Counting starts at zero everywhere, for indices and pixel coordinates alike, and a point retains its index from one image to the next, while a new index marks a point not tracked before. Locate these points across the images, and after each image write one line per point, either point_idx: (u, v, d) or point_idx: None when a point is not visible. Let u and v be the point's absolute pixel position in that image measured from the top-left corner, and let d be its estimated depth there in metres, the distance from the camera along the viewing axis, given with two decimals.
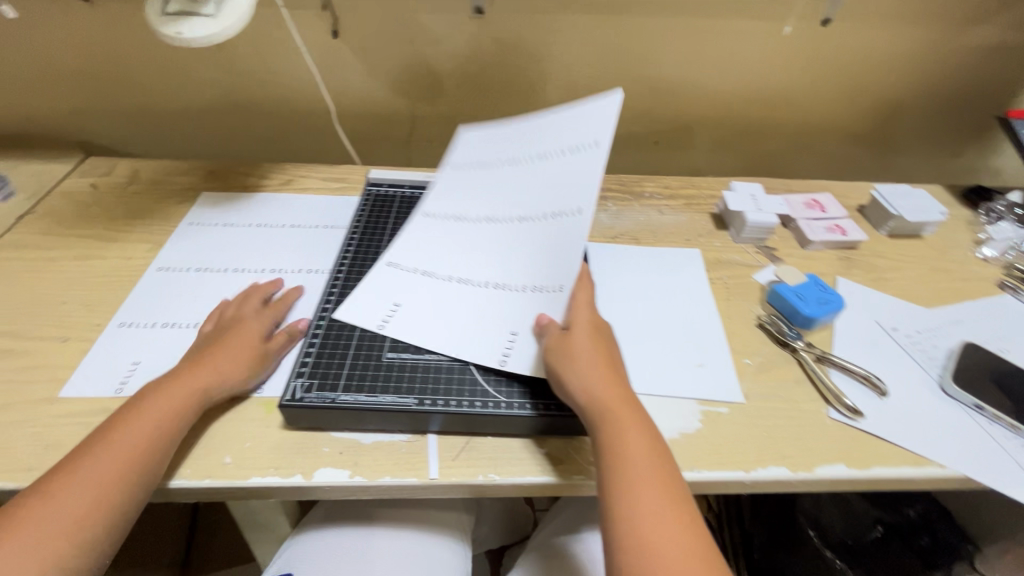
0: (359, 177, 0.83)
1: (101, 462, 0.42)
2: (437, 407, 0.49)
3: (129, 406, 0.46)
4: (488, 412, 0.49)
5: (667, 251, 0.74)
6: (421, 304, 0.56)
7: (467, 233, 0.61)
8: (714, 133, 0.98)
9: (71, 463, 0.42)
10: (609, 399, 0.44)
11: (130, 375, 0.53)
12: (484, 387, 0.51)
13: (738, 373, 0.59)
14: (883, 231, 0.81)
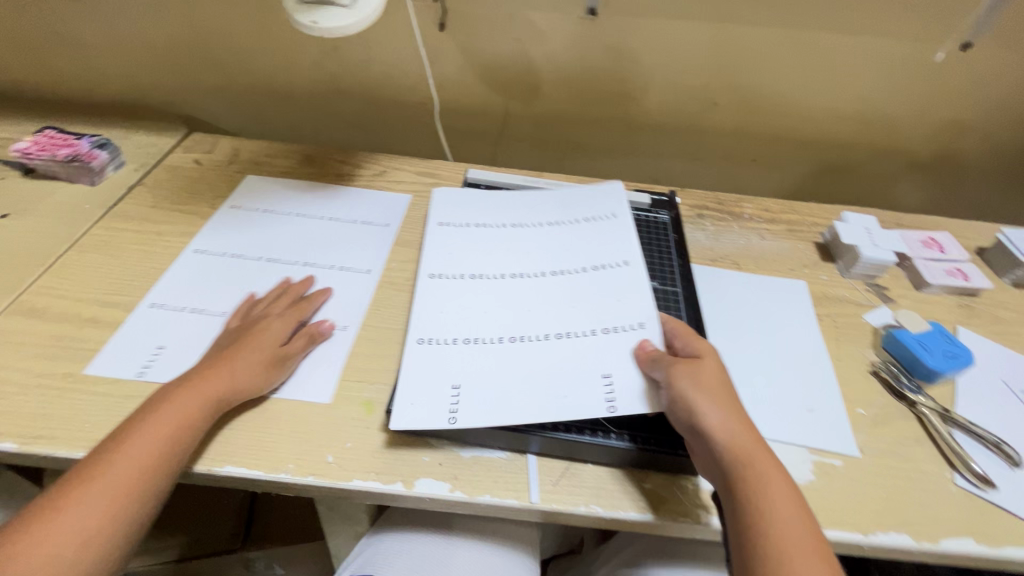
0: (451, 174, 0.82)
1: (118, 463, 0.41)
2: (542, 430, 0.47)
3: (150, 406, 0.45)
4: (594, 441, 0.47)
5: (770, 280, 0.70)
6: (479, 371, 0.50)
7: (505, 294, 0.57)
8: (818, 155, 0.93)
9: (91, 467, 0.41)
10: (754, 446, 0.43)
11: (154, 359, 0.53)
12: (590, 413, 0.49)
13: (852, 423, 0.55)
14: (1007, 280, 0.74)
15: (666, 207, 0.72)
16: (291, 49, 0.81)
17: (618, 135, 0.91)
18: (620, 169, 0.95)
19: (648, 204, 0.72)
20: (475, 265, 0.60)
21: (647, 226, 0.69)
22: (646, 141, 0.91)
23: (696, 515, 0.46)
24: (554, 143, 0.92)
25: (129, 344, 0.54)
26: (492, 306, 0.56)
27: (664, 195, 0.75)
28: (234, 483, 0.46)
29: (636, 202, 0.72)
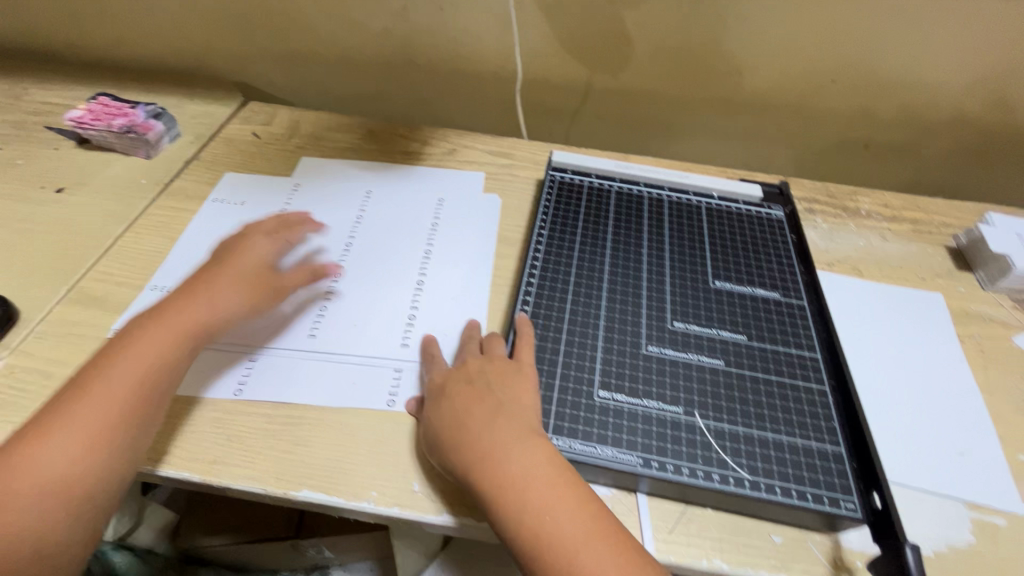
0: (527, 155, 0.74)
1: (90, 404, 0.40)
2: (666, 474, 0.40)
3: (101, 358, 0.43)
4: (728, 491, 0.39)
5: (898, 292, 0.61)
6: (214, 256, 0.56)
7: (388, 258, 0.57)
8: (943, 144, 0.81)
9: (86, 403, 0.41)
10: (515, 478, 0.37)
11: (248, 375, 0.47)
12: (720, 456, 0.41)
13: (1012, 472, 0.47)
14: None
15: (780, 202, 0.63)
16: (354, 10, 0.73)
17: (712, 114, 0.80)
18: (710, 152, 0.86)
19: (761, 197, 0.63)
20: (380, 241, 0.59)
21: (762, 224, 0.60)
22: (744, 121, 0.81)
23: None
24: (639, 121, 0.82)
25: (221, 357, 0.48)
26: (377, 267, 0.56)
27: (774, 186, 0.66)
28: (313, 507, 0.42)
29: (747, 195, 0.63)
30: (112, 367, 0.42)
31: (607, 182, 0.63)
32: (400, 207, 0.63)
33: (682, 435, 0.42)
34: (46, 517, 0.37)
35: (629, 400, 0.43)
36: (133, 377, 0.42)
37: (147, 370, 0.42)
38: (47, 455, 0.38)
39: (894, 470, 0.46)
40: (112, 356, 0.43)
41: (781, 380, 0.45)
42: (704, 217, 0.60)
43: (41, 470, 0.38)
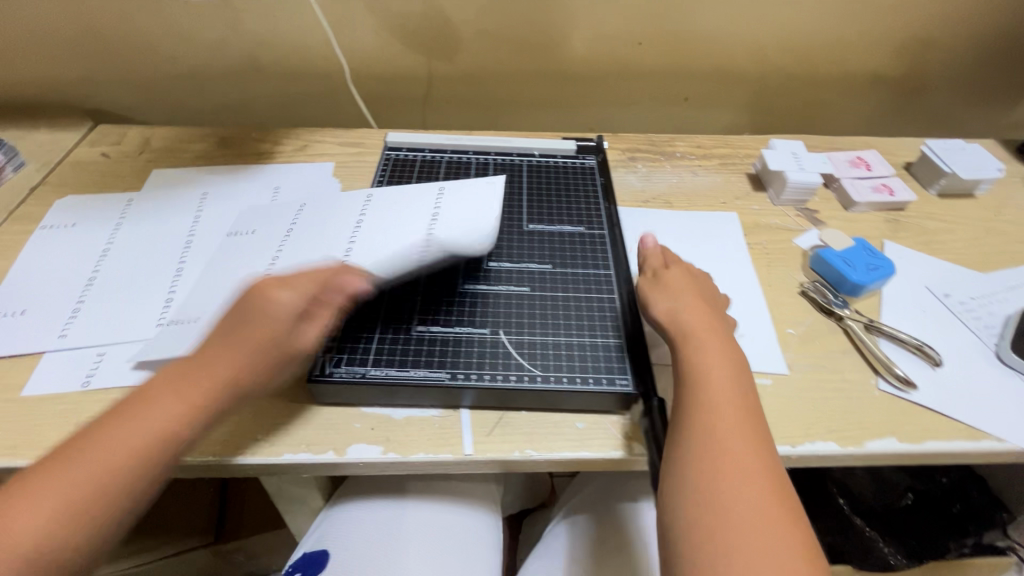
0: (376, 142, 0.79)
1: (105, 451, 0.37)
2: (471, 382, 0.47)
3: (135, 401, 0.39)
4: (524, 387, 0.47)
5: (702, 216, 0.70)
6: (51, 279, 0.59)
7: (256, 238, 0.60)
8: (749, 90, 0.92)
9: (76, 446, 0.37)
10: (713, 373, 0.43)
11: (96, 367, 0.51)
12: (518, 361, 0.49)
13: (784, 343, 0.57)
14: (933, 191, 0.76)
15: (594, 152, 0.73)
16: (189, 25, 0.77)
17: (548, 86, 0.88)
18: (555, 122, 0.94)
19: (575, 149, 0.73)
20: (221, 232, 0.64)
21: (575, 172, 0.70)
22: (577, 90, 0.89)
23: (627, 446, 0.47)
24: (484, 100, 0.90)
25: (68, 356, 0.52)
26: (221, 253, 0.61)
27: (592, 140, 0.75)
28: None
29: (563, 150, 0.73)
30: (155, 408, 0.39)
31: (440, 154, 0.72)
32: (242, 201, 0.68)
33: (487, 350, 0.49)
34: None
35: (443, 329, 0.50)
36: (176, 419, 0.39)
37: (179, 419, 0.39)
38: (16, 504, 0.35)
39: None
40: (150, 394, 0.39)
41: (576, 293, 0.54)
42: (524, 172, 0.69)
43: (14, 511, 0.34)
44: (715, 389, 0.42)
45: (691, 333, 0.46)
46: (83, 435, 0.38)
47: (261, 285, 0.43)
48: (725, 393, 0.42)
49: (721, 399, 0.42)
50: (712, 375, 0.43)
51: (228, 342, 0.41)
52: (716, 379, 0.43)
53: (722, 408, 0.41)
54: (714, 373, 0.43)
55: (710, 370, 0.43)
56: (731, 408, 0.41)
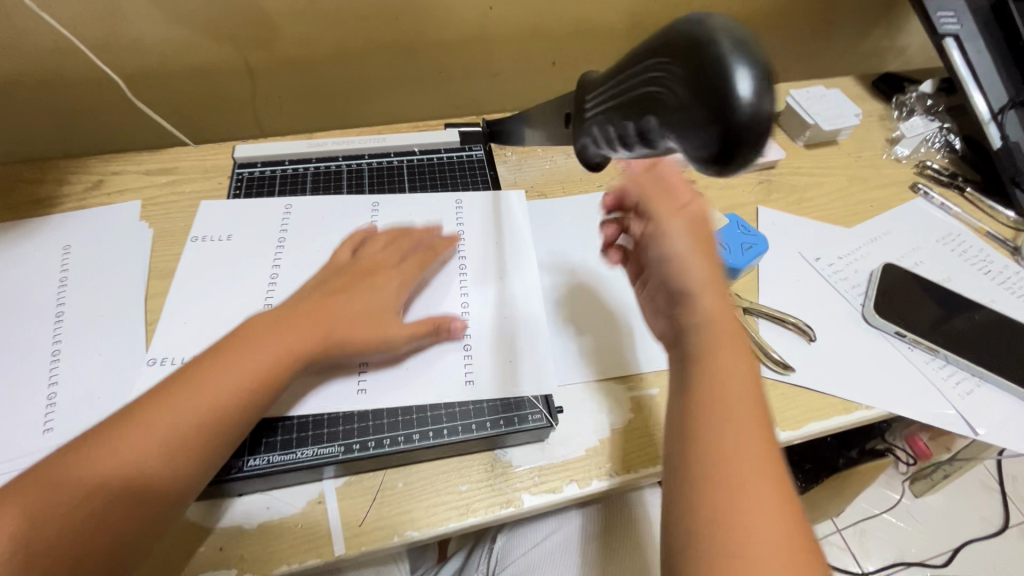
0: (194, 164, 0.65)
1: (220, 375, 0.40)
2: (368, 451, 0.43)
3: (236, 338, 0.42)
4: (421, 445, 0.44)
5: (579, 201, 0.65)
6: None
7: (232, 255, 0.53)
8: (618, 46, 0.85)
9: (192, 370, 0.40)
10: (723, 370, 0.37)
11: None
12: (417, 415, 0.45)
13: None
14: (799, 142, 0.75)
15: (482, 140, 0.65)
16: None
17: (397, 65, 0.77)
18: (414, 105, 0.83)
19: (460, 140, 0.64)
20: None
21: (461, 169, 0.62)
22: (431, 66, 0.78)
23: (515, 501, 0.44)
24: (324, 88, 0.77)
25: None
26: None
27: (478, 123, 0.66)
28: None
29: (446, 141, 0.64)
30: (241, 356, 0.41)
31: (303, 165, 0.60)
32: (15, 274, 0.54)
33: (383, 412, 0.45)
34: (84, 477, 0.35)
35: (345, 389, 0.46)
36: (259, 375, 0.41)
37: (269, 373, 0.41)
38: (144, 419, 0.37)
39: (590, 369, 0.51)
40: (240, 341, 0.42)
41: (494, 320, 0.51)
42: (405, 176, 0.61)
43: (142, 427, 0.37)
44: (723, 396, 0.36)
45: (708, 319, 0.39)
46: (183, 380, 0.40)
47: (370, 266, 0.49)
48: (730, 442, 0.34)
49: (739, 427, 0.35)
50: (726, 399, 0.35)
51: (358, 309, 0.45)
52: (698, 436, 0.35)
53: (706, 485, 0.33)
54: (730, 361, 0.37)
55: (733, 366, 0.37)
56: (753, 463, 0.33)
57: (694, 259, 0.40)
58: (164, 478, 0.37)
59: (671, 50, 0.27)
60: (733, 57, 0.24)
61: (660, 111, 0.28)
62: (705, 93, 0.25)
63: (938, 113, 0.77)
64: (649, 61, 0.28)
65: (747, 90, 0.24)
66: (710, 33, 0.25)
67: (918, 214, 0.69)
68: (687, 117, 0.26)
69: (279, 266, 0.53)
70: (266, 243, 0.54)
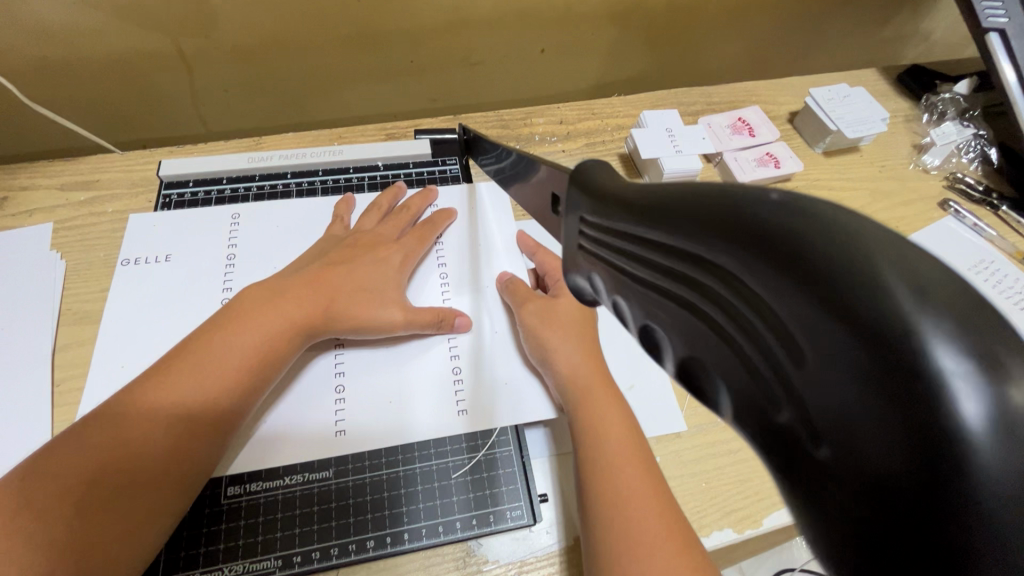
0: (117, 176, 0.55)
1: (228, 348, 0.36)
2: (311, 565, 0.35)
3: (234, 309, 0.38)
4: (376, 556, 0.36)
5: None
6: None
7: (175, 278, 0.45)
8: (616, 30, 0.75)
9: (192, 345, 0.36)
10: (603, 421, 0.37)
11: None
12: (374, 515, 0.37)
13: (676, 397, 0.47)
14: (818, 149, 0.67)
15: (457, 150, 0.56)
16: None
17: (361, 53, 0.66)
18: (383, 98, 0.73)
19: (432, 152, 0.54)
20: None
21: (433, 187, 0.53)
22: (401, 56, 0.68)
23: None
24: (276, 78, 0.66)
25: None
26: None
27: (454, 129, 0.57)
28: None
29: (417, 154, 0.54)
30: (247, 325, 0.37)
31: (244, 184, 0.50)
32: None
33: (331, 507, 0.37)
34: (87, 467, 0.30)
35: (282, 485, 0.37)
36: (269, 341, 0.37)
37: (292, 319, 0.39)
38: (148, 402, 0.33)
39: None
40: (242, 309, 0.38)
41: (470, 375, 0.42)
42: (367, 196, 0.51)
43: (150, 414, 0.33)
44: (607, 447, 0.36)
45: (573, 374, 0.39)
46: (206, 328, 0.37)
47: (367, 241, 0.46)
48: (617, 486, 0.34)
49: (621, 469, 0.34)
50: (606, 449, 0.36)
51: (357, 283, 0.42)
52: (592, 491, 0.34)
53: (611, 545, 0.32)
54: (603, 407, 0.38)
55: (608, 411, 0.37)
56: (645, 496, 0.33)
57: (553, 332, 0.41)
58: (162, 446, 0.32)
59: (816, 317, 0.11)
60: (967, 398, 0.11)
61: (740, 395, 0.13)
62: (906, 467, 0.11)
63: (973, 117, 0.69)
64: (726, 273, 0.13)
65: (999, 499, 0.10)
66: (918, 311, 0.11)
67: (947, 237, 0.62)
68: (834, 483, 0.11)
69: (231, 289, 0.44)
70: (215, 261, 0.46)
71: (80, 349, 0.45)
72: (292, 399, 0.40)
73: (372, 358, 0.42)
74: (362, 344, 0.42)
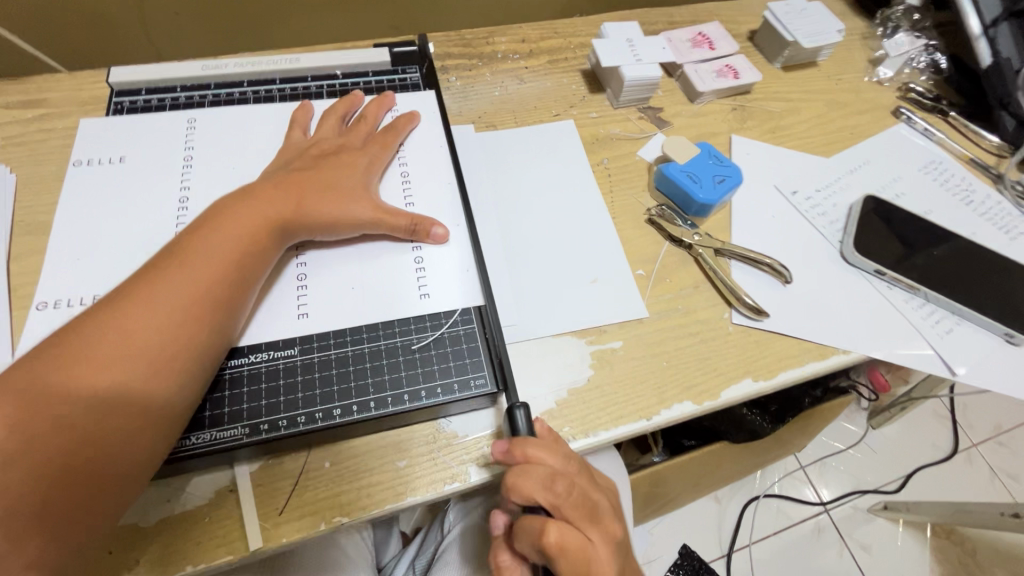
0: (67, 93, 0.54)
1: (197, 266, 0.36)
2: (277, 432, 0.36)
3: (204, 223, 0.38)
4: (343, 424, 0.37)
5: (535, 133, 0.57)
6: None
7: (130, 178, 0.44)
8: None
9: (162, 262, 0.36)
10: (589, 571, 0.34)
11: None
12: (342, 387, 0.38)
13: (639, 287, 0.49)
14: (777, 65, 0.68)
15: (417, 60, 0.55)
16: None
17: None
18: (341, 25, 0.71)
19: (391, 61, 0.54)
20: None
21: (393, 93, 0.53)
22: None
23: (461, 475, 0.38)
24: (229, 1, 0.64)
25: None
26: None
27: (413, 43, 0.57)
28: None
29: (376, 63, 0.53)
30: (216, 240, 0.37)
31: (199, 91, 0.49)
32: None
33: (297, 380, 0.37)
34: (71, 392, 0.31)
35: (247, 362, 0.38)
36: (240, 253, 0.37)
37: (240, 261, 0.37)
38: (123, 320, 0.33)
39: (543, 322, 0.46)
40: (216, 220, 0.38)
41: (438, 267, 0.43)
42: (325, 102, 0.51)
43: (129, 328, 0.33)
44: None
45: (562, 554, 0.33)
46: (138, 280, 0.35)
47: (330, 147, 0.45)
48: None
49: None
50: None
51: (327, 182, 0.42)
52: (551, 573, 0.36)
53: None
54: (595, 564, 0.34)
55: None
56: None
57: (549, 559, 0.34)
58: (139, 368, 0.33)
59: None
60: None
61: None
62: None
63: (925, 28, 0.70)
64: None
65: None
66: None
67: (899, 143, 0.64)
68: None
69: (189, 189, 0.44)
70: (171, 164, 0.45)
71: (35, 258, 0.44)
72: (265, 300, 0.40)
73: (339, 250, 0.42)
74: (325, 245, 0.42)
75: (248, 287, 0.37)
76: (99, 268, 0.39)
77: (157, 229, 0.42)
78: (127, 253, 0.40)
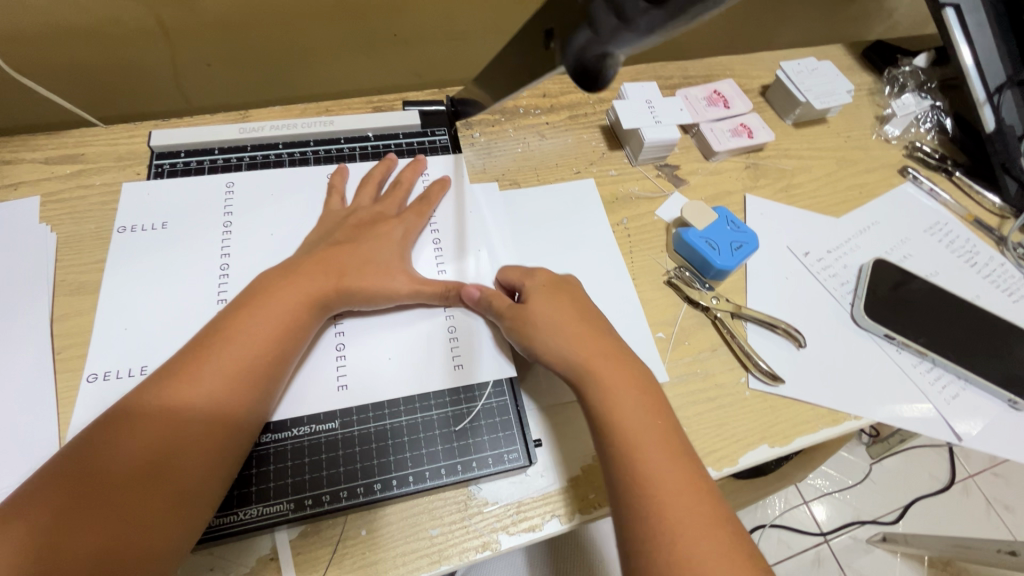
0: (105, 148, 0.55)
1: (236, 350, 0.37)
2: (322, 508, 0.38)
3: (244, 305, 0.39)
4: (382, 498, 0.38)
5: (557, 192, 0.58)
6: None
7: (172, 245, 0.45)
8: None
9: (203, 345, 0.37)
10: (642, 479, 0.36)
11: None
12: (382, 461, 0.40)
13: (659, 351, 0.51)
14: (789, 121, 0.70)
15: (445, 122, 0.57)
16: None
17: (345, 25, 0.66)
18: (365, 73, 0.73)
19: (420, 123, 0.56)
20: None
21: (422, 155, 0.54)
22: (385, 29, 0.68)
23: (492, 544, 0.39)
24: (257, 52, 0.66)
25: None
26: None
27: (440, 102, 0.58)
28: None
29: (406, 125, 0.55)
30: (254, 322, 0.38)
31: (235, 154, 0.51)
32: None
33: (339, 454, 0.39)
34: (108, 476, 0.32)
35: (291, 436, 0.39)
36: (277, 336, 0.39)
37: (277, 344, 0.38)
38: (163, 404, 0.35)
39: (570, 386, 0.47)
40: (256, 302, 0.39)
41: (470, 336, 0.45)
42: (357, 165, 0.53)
43: (167, 414, 0.34)
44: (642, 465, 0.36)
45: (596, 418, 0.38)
46: (178, 365, 0.36)
47: (366, 216, 0.47)
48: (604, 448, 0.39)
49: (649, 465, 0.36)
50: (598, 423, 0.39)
51: (364, 256, 0.44)
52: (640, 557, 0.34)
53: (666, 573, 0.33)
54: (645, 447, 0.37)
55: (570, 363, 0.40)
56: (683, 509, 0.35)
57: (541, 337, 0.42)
58: (174, 452, 0.34)
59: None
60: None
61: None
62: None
63: (930, 90, 0.73)
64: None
65: None
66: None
67: (906, 203, 0.66)
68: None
69: (229, 255, 0.45)
70: (211, 229, 0.46)
71: (79, 320, 0.46)
72: (303, 373, 0.41)
73: (375, 321, 0.44)
74: (361, 314, 0.44)
75: (282, 370, 0.39)
76: (146, 338, 0.41)
77: (199, 297, 0.43)
78: (172, 323, 0.42)
